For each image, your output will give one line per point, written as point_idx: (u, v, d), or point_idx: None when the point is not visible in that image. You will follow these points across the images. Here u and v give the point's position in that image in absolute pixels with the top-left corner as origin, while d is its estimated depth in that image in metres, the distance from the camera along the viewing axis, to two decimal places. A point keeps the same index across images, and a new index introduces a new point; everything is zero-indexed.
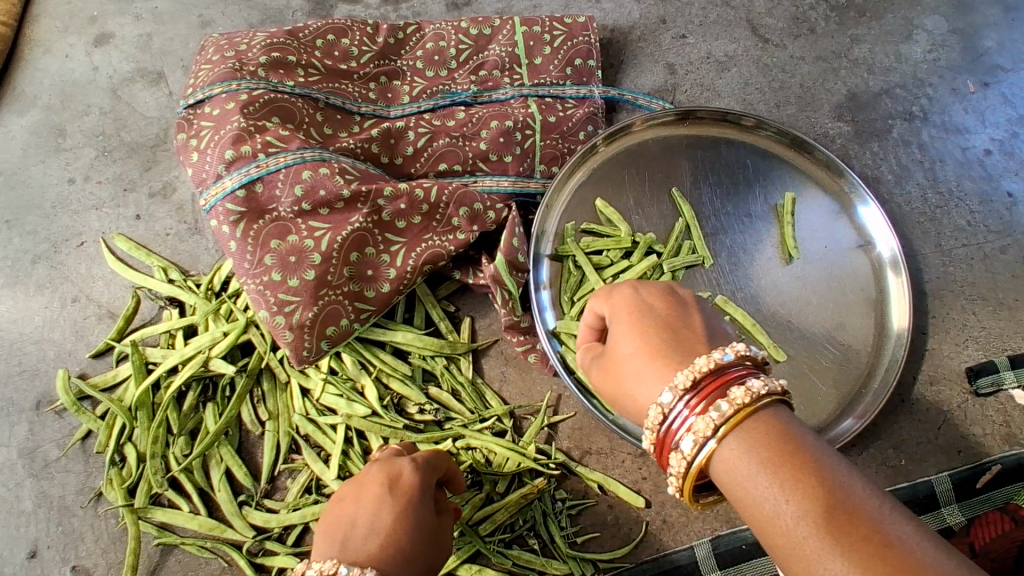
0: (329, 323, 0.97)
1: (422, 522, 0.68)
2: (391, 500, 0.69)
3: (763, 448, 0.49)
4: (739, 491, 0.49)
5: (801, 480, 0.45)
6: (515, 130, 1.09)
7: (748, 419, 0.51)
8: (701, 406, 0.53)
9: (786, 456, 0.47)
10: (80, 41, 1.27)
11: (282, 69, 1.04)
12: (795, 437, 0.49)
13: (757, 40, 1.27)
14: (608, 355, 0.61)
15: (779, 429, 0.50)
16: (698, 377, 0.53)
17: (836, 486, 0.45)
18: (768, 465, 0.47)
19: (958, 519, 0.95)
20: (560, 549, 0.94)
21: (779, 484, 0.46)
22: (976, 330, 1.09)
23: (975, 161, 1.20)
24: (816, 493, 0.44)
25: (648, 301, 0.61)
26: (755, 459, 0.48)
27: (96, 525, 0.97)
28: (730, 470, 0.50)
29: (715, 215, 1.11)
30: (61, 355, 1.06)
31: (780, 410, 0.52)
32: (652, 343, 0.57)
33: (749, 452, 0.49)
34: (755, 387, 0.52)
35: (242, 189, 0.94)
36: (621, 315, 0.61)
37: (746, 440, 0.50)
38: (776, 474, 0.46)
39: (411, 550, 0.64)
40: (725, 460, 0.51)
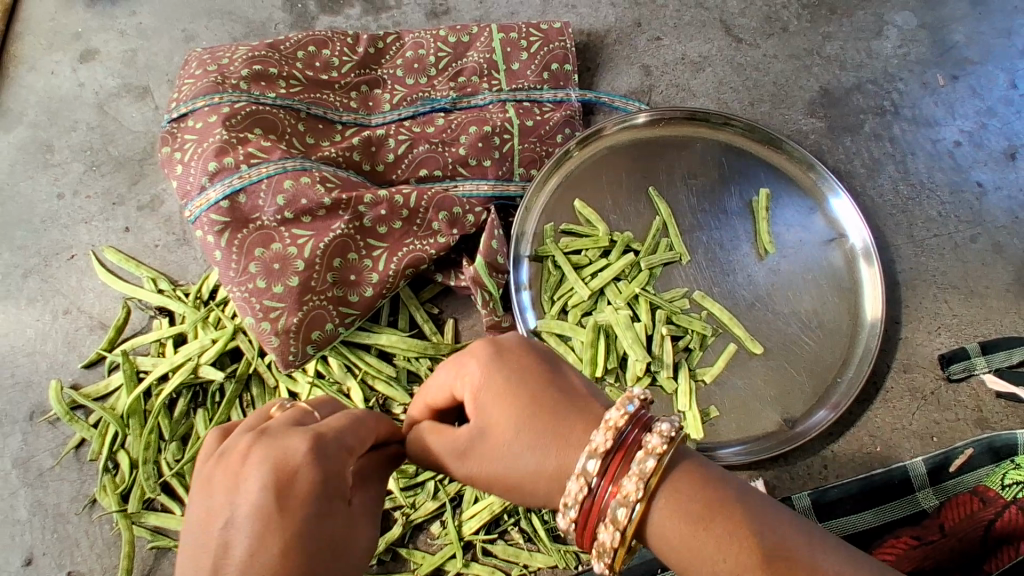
0: (314, 328, 0.99)
1: (334, 525, 0.49)
2: (280, 520, 0.46)
3: (692, 506, 0.50)
4: (678, 551, 0.50)
5: (733, 535, 0.48)
6: (493, 135, 1.12)
7: (668, 478, 0.52)
8: (620, 472, 0.52)
9: (713, 510, 0.49)
10: (66, 59, 1.30)
11: (264, 81, 1.07)
12: (713, 485, 0.51)
13: (730, 40, 1.30)
14: (486, 434, 0.59)
15: (695, 478, 0.52)
16: (613, 441, 0.53)
17: (764, 532, 0.48)
18: (698, 525, 0.49)
19: (932, 502, 0.96)
20: (543, 543, 0.95)
21: (716, 542, 0.48)
22: (947, 318, 1.11)
23: (945, 153, 1.22)
24: (750, 544, 0.47)
25: (511, 363, 0.61)
26: (687, 519, 0.50)
27: (91, 531, 1.00)
28: (664, 534, 0.51)
29: (691, 213, 1.13)
30: (54, 366, 1.09)
31: (688, 456, 0.54)
32: (539, 410, 0.58)
33: (677, 513, 0.50)
34: (664, 432, 0.53)
35: (226, 200, 0.96)
36: (491, 386, 0.60)
37: (672, 500, 0.51)
38: (709, 533, 0.48)
39: (317, 566, 0.46)
40: (658, 523, 0.51)
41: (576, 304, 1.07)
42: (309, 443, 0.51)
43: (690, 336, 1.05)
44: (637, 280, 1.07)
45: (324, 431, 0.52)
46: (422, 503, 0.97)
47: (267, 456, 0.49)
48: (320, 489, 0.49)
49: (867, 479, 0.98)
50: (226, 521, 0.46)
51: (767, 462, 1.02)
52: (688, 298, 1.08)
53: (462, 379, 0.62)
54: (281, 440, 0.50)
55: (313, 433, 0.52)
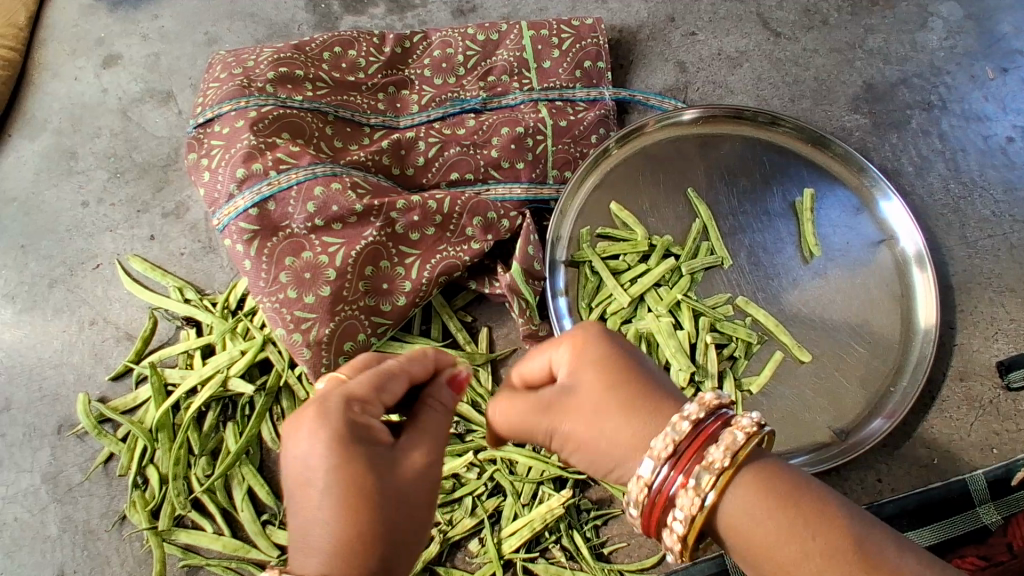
0: (346, 339, 0.96)
1: (375, 465, 0.52)
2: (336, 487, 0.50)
3: (778, 488, 0.47)
4: (754, 537, 0.46)
5: (821, 527, 0.44)
6: (526, 136, 1.08)
7: (749, 462, 0.48)
8: (688, 467, 0.49)
9: (800, 501, 0.46)
10: (89, 64, 1.28)
11: (290, 84, 1.04)
12: (799, 480, 0.47)
13: (768, 34, 1.25)
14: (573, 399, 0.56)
15: (780, 473, 0.48)
16: (687, 432, 0.50)
17: (858, 531, 0.44)
18: (782, 512, 0.45)
19: (995, 517, 0.92)
20: (587, 561, 0.92)
21: (811, 527, 0.44)
22: (1005, 323, 1.06)
23: (997, 149, 1.17)
24: (838, 540, 0.43)
25: (613, 342, 0.59)
26: (772, 501, 0.46)
27: (121, 549, 0.97)
28: (739, 519, 0.47)
29: (732, 215, 1.09)
30: (81, 379, 1.06)
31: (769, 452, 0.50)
32: (633, 381, 0.55)
33: (757, 501, 0.46)
34: (744, 427, 0.49)
35: (255, 208, 0.93)
36: (593, 352, 0.58)
37: (754, 488, 0.47)
38: (793, 521, 0.45)
39: (374, 503, 0.50)
40: (735, 505, 0.47)
41: (615, 312, 1.02)
42: (338, 407, 0.54)
43: (735, 344, 1.01)
44: (678, 286, 1.03)
45: (339, 389, 0.55)
46: (459, 520, 0.94)
47: (302, 436, 0.52)
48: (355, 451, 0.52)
49: (925, 492, 0.94)
50: (288, 495, 0.51)
51: (820, 475, 0.97)
52: (730, 304, 1.04)
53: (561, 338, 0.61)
54: (300, 412, 0.54)
55: (330, 395, 0.55)
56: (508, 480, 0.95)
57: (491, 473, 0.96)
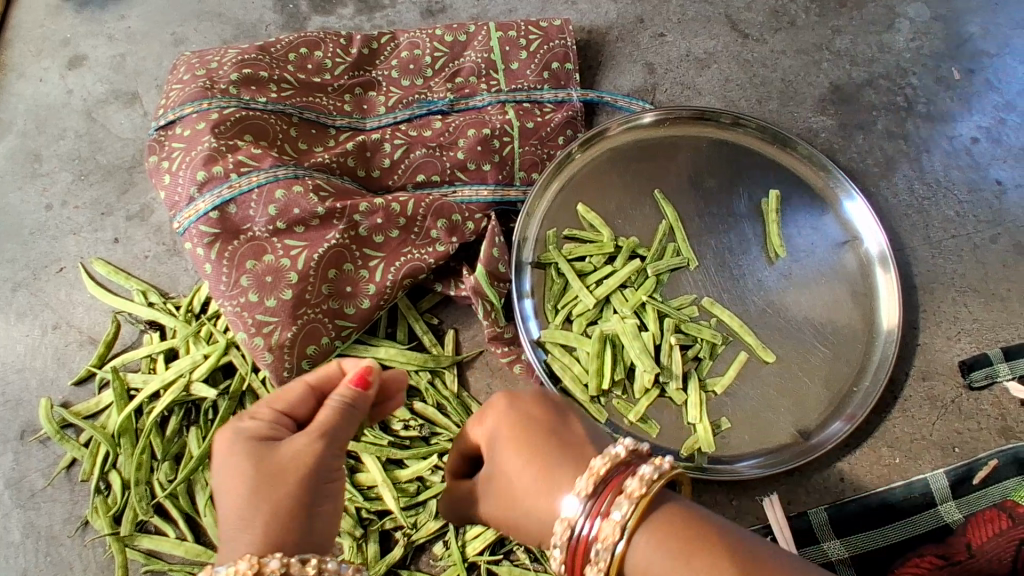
0: (309, 343, 0.96)
1: (276, 462, 0.58)
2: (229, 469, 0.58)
3: (676, 537, 0.49)
4: None
5: (714, 558, 0.46)
6: (493, 137, 1.08)
7: (650, 512, 0.51)
8: (603, 508, 0.52)
9: (694, 539, 0.48)
10: (54, 64, 1.27)
11: (254, 85, 1.03)
12: (696, 521, 0.50)
13: (737, 35, 1.25)
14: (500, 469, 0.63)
15: (684, 516, 0.51)
16: (597, 480, 0.54)
17: (750, 560, 0.45)
18: (678, 552, 0.47)
19: (955, 516, 0.93)
20: (551, 563, 0.92)
21: (696, 567, 0.46)
22: (967, 322, 1.07)
23: (962, 150, 1.18)
24: (730, 569, 0.45)
25: (528, 411, 0.65)
26: (667, 551, 0.48)
27: (84, 555, 0.97)
28: (644, 567, 0.49)
29: (699, 216, 1.09)
30: (44, 384, 1.05)
31: (672, 500, 0.53)
32: (543, 442, 0.61)
33: (659, 548, 0.49)
34: (612, 528, 0.51)
35: (215, 211, 0.93)
36: (507, 426, 0.64)
37: (653, 536, 0.49)
38: (688, 557, 0.47)
39: (275, 490, 0.57)
40: (638, 555, 0.50)
41: (581, 313, 1.02)
42: (249, 429, 0.61)
43: (700, 345, 1.01)
44: (643, 288, 1.03)
45: (249, 415, 0.63)
46: (423, 523, 0.94)
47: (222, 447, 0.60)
48: (251, 451, 0.59)
49: (889, 493, 0.96)
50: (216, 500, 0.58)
51: (783, 475, 0.98)
52: (695, 305, 1.04)
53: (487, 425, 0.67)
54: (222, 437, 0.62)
55: (246, 421, 0.62)
56: None
57: None
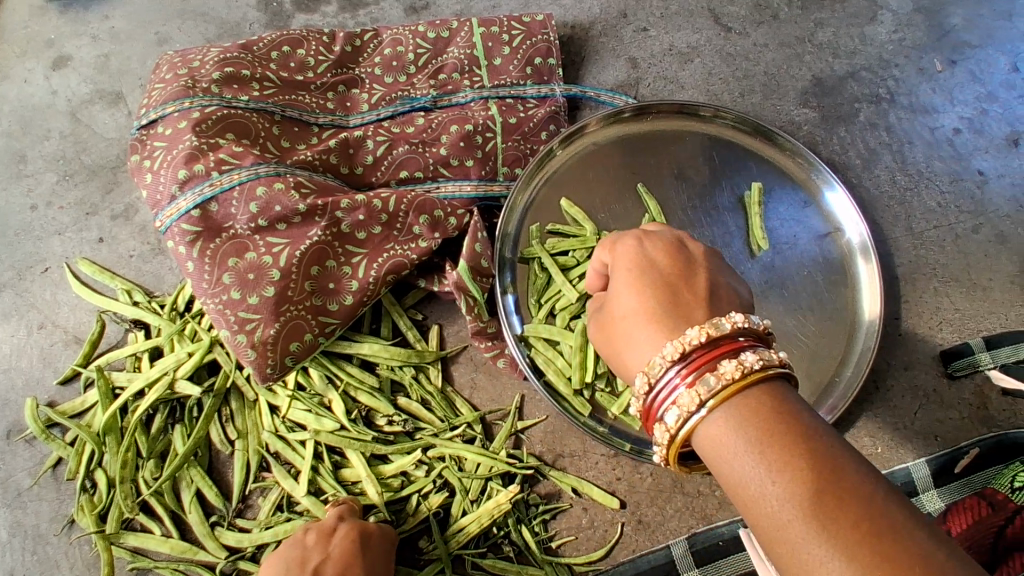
0: (293, 339, 0.96)
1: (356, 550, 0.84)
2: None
3: (756, 429, 0.49)
4: (727, 469, 0.50)
5: (790, 459, 0.46)
6: (475, 133, 1.08)
7: (739, 393, 0.52)
8: (692, 376, 0.54)
9: (775, 434, 0.48)
10: (39, 66, 1.27)
11: (236, 83, 1.04)
12: (784, 415, 0.50)
13: (719, 29, 1.25)
14: (610, 305, 0.64)
15: (772, 407, 0.51)
16: (686, 349, 0.55)
17: (828, 465, 0.46)
18: (756, 443, 0.49)
19: (938, 505, 0.96)
20: (536, 556, 0.94)
21: (767, 464, 0.47)
22: (949, 312, 1.08)
23: (944, 141, 1.18)
24: (804, 474, 0.45)
25: (663, 257, 0.63)
26: (745, 437, 0.50)
27: (70, 552, 0.97)
28: (718, 445, 0.51)
29: (682, 210, 1.10)
30: (30, 383, 1.06)
31: (773, 387, 0.53)
32: (660, 283, 0.61)
33: (738, 432, 0.50)
34: (690, 399, 0.54)
35: (197, 209, 0.93)
36: (631, 263, 0.64)
37: (736, 419, 0.51)
38: (764, 453, 0.48)
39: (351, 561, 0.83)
40: (718, 434, 0.52)
41: (564, 307, 1.02)
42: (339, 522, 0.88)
43: None
44: None
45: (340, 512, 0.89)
46: (407, 518, 0.95)
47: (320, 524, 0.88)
48: (338, 535, 0.85)
49: None
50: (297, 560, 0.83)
51: None
52: None
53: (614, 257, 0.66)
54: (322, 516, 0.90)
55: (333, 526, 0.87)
56: (456, 477, 0.95)
57: (439, 470, 0.96)
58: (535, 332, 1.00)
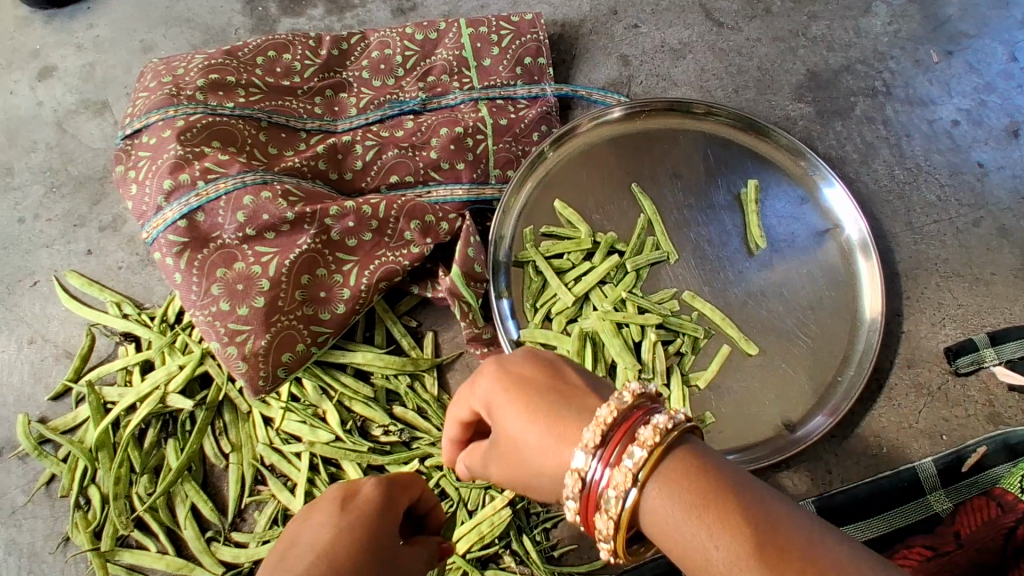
0: (284, 350, 0.94)
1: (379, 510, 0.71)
2: (326, 501, 0.62)
3: (689, 493, 0.45)
4: (670, 540, 0.46)
5: (729, 522, 0.43)
6: (466, 136, 1.06)
7: (663, 458, 0.48)
8: (612, 458, 0.49)
9: (709, 495, 0.45)
10: (23, 76, 1.25)
11: (221, 90, 1.02)
12: (712, 470, 0.46)
13: (711, 24, 1.24)
14: (498, 437, 0.57)
15: (696, 463, 0.47)
16: (604, 429, 0.50)
17: (766, 522, 0.43)
18: (691, 510, 0.45)
19: (945, 505, 0.93)
20: (537, 566, 0.92)
21: (706, 529, 0.43)
22: (952, 308, 1.06)
23: (942, 133, 1.17)
24: (746, 536, 0.42)
25: (529, 365, 0.58)
26: (679, 504, 0.45)
27: (65, 571, 0.95)
28: (655, 517, 0.47)
29: (678, 209, 1.08)
30: (20, 400, 1.04)
31: (690, 442, 0.49)
32: (545, 389, 0.56)
33: (670, 499, 0.46)
34: (619, 486, 0.48)
35: (184, 219, 0.91)
36: (500, 390, 0.57)
37: (665, 486, 0.47)
38: (701, 518, 0.44)
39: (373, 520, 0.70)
40: (651, 506, 0.47)
41: (561, 311, 1.01)
42: None
43: (682, 340, 1.01)
44: (623, 283, 1.02)
45: None
46: None
47: None
48: None
49: (874, 483, 0.95)
50: None
51: (768, 468, 0.97)
52: (676, 298, 1.03)
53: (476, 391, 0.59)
54: None
55: None
56: (454, 487, 0.95)
57: (437, 480, 0.95)
58: (530, 337, 0.98)
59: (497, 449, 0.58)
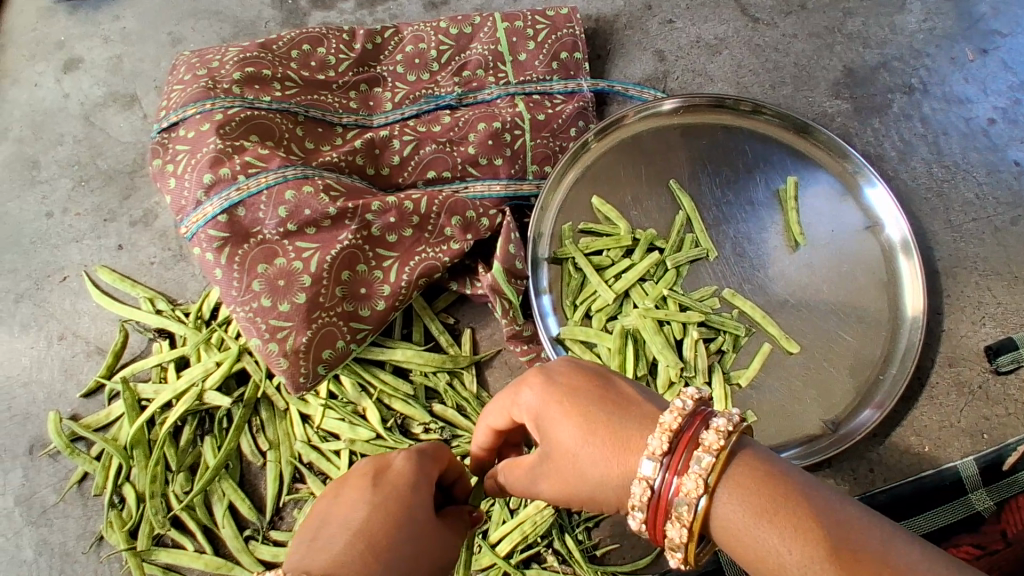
0: (324, 347, 0.93)
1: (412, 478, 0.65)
2: (357, 474, 0.57)
3: (759, 497, 0.43)
4: (741, 547, 0.44)
5: (803, 527, 0.41)
6: (504, 131, 1.05)
7: (729, 464, 0.46)
8: (680, 467, 0.47)
9: (780, 500, 0.43)
10: (49, 69, 1.23)
11: (257, 84, 1.00)
12: (780, 474, 0.45)
13: (746, 20, 1.23)
14: (548, 453, 0.55)
15: (763, 468, 0.45)
16: (671, 437, 0.48)
17: (840, 525, 0.41)
18: (761, 515, 0.43)
19: (987, 503, 0.92)
20: (580, 565, 0.91)
21: (780, 535, 0.41)
22: (991, 307, 1.06)
23: (979, 131, 1.16)
24: (821, 540, 0.40)
25: (577, 378, 0.56)
26: (749, 511, 0.43)
27: (99, 571, 0.94)
28: (724, 525, 0.45)
29: (716, 206, 1.07)
30: (52, 397, 1.03)
31: (753, 446, 0.47)
32: (596, 399, 0.54)
33: (739, 506, 0.44)
34: (689, 494, 0.46)
35: (224, 215, 0.90)
36: (548, 405, 0.55)
37: (733, 492, 0.45)
38: (773, 523, 0.42)
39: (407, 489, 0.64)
40: (719, 514, 0.45)
41: (601, 308, 1.00)
42: None
43: (723, 338, 1.00)
44: (663, 280, 1.01)
45: None
46: None
47: None
48: None
49: (918, 481, 0.94)
50: None
51: (810, 467, 0.96)
52: (716, 296, 1.02)
53: (520, 405, 0.57)
54: None
55: None
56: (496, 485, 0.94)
57: None
58: (571, 334, 0.97)
59: (547, 465, 0.56)
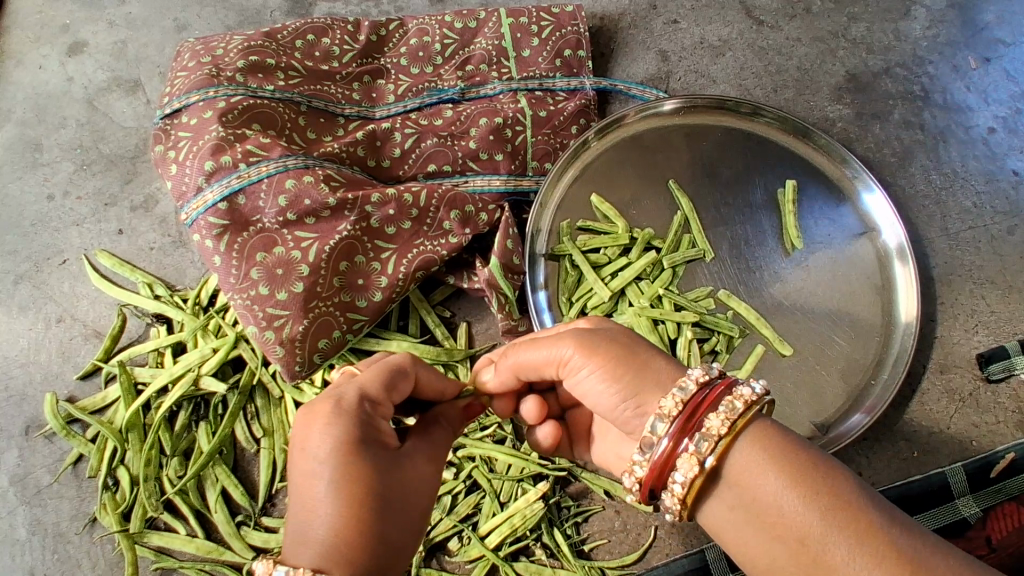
0: (320, 337, 0.94)
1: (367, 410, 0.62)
2: (307, 450, 0.53)
3: (781, 456, 0.47)
4: (753, 484, 0.48)
5: (821, 479, 0.45)
6: (505, 126, 1.05)
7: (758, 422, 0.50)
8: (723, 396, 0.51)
9: (802, 459, 0.47)
10: (53, 52, 1.23)
11: (260, 72, 1.01)
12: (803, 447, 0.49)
13: (751, 23, 1.23)
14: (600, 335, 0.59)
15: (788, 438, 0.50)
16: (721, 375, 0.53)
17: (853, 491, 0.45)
18: (782, 460, 0.47)
19: (972, 510, 0.93)
20: (568, 560, 0.92)
21: (797, 477, 0.46)
22: (985, 315, 1.06)
23: (979, 140, 1.16)
24: (834, 492, 0.45)
25: None
26: (771, 457, 0.48)
27: (92, 552, 0.95)
28: (743, 465, 0.49)
29: (715, 207, 1.08)
30: (48, 378, 1.03)
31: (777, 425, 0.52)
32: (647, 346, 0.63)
33: (762, 451, 0.48)
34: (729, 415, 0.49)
35: (224, 202, 0.91)
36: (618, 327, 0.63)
37: (759, 443, 0.49)
38: (793, 470, 0.46)
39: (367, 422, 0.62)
40: (741, 455, 0.49)
41: (596, 306, 1.01)
42: None
43: (717, 338, 1.00)
44: (659, 280, 1.02)
45: None
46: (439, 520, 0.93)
47: None
48: None
49: (905, 485, 0.95)
50: None
51: None
52: (711, 296, 1.02)
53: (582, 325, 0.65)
54: None
55: None
56: (487, 478, 0.94)
57: (469, 471, 0.95)
58: None
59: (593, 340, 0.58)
